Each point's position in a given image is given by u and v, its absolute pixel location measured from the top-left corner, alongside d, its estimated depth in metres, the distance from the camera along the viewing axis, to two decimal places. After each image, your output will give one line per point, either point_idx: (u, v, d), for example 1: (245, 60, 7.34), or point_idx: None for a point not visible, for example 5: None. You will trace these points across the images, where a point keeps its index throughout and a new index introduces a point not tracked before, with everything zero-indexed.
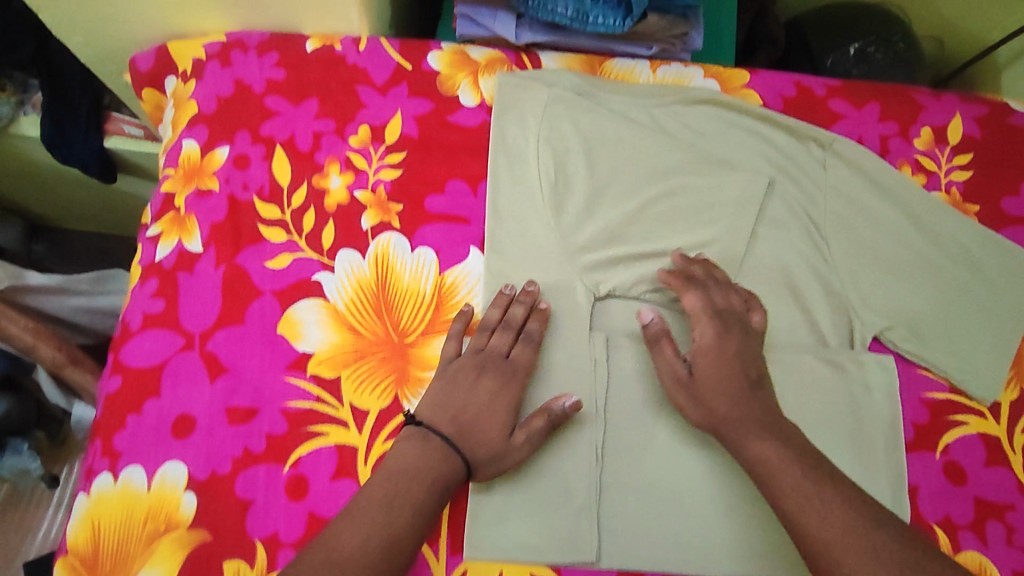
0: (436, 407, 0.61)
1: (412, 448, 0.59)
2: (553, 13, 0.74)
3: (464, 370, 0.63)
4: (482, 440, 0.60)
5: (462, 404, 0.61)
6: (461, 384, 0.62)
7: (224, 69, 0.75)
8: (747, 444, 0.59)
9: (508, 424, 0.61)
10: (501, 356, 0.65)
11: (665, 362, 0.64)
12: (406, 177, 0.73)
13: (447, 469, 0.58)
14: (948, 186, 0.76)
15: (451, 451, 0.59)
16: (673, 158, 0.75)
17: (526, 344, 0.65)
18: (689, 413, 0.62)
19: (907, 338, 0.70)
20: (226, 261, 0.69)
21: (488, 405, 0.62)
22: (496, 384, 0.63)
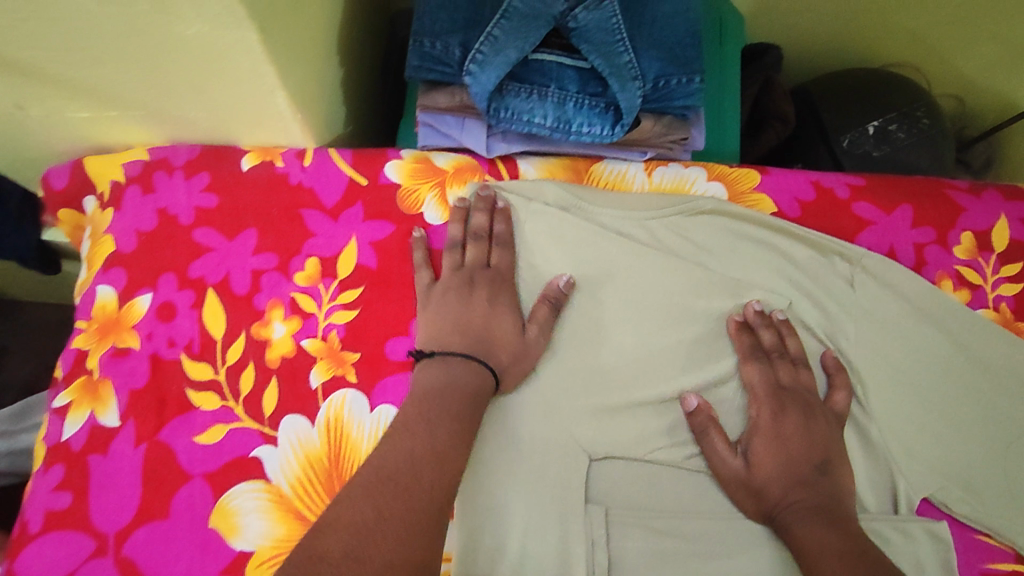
0: (442, 331, 0.57)
1: (432, 374, 0.54)
2: (529, 123, 0.63)
3: (452, 289, 0.60)
4: (500, 342, 0.57)
5: (467, 319, 0.58)
6: (454, 300, 0.59)
7: (146, 196, 0.65)
8: (794, 530, 0.54)
9: (515, 322, 0.59)
10: (483, 267, 0.62)
11: (720, 459, 0.58)
12: (362, 319, 0.62)
13: (475, 380, 0.54)
14: (996, 301, 0.66)
15: (474, 364, 0.55)
16: (678, 282, 0.63)
17: (503, 250, 0.62)
18: (745, 506, 0.57)
19: (963, 496, 0.58)
20: (148, 439, 0.57)
21: (490, 312, 0.59)
22: (491, 294, 0.60)
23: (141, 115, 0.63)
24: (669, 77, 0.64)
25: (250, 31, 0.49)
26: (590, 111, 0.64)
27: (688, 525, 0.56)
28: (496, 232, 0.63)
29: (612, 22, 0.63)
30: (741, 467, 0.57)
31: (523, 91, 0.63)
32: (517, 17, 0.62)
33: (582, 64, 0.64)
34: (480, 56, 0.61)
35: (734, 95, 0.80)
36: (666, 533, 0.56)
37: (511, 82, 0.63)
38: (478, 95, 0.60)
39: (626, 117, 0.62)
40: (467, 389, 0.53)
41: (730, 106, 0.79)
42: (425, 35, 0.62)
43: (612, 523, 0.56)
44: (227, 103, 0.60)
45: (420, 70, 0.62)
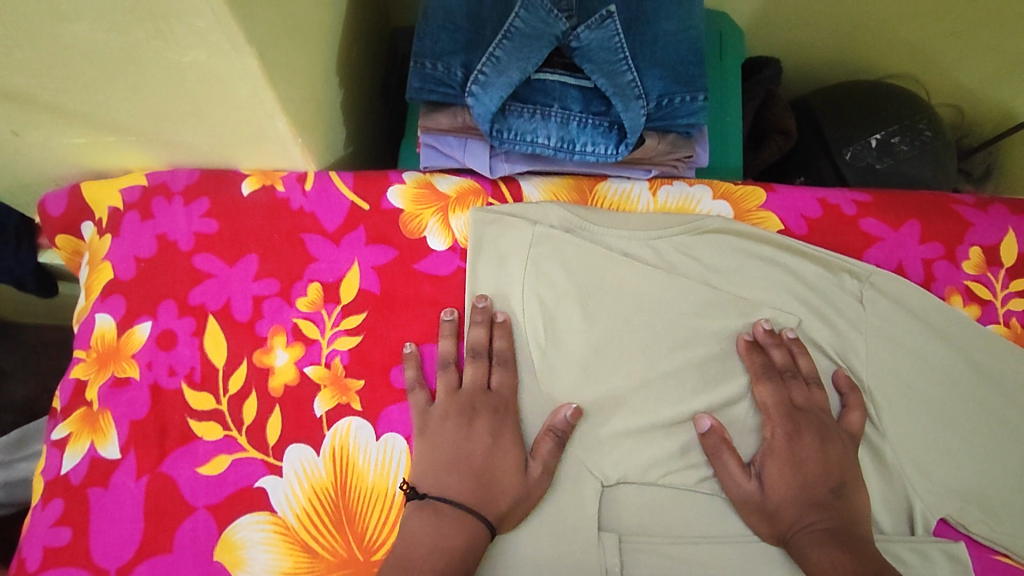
0: (437, 468, 0.54)
1: (419, 523, 0.52)
2: (532, 142, 0.63)
3: (451, 419, 0.56)
4: (499, 492, 0.54)
5: (465, 454, 0.55)
6: (455, 435, 0.55)
7: (144, 222, 0.64)
8: (808, 554, 0.53)
9: (519, 459, 0.55)
10: (483, 391, 0.58)
11: (733, 481, 0.57)
12: (366, 345, 0.61)
13: (461, 541, 0.51)
14: (1006, 317, 0.65)
15: (467, 517, 0.52)
16: (686, 302, 0.63)
17: (510, 445, 0.58)
18: (758, 528, 0.56)
19: (979, 515, 0.58)
20: (150, 471, 0.56)
21: (493, 453, 0.55)
22: (492, 426, 0.57)
23: (137, 140, 0.62)
24: (673, 95, 0.63)
25: (250, 57, 0.49)
26: (594, 130, 0.63)
27: (702, 550, 0.56)
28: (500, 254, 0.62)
29: (614, 41, 0.63)
30: (754, 490, 0.56)
31: (526, 110, 0.62)
32: (519, 37, 0.61)
33: (585, 84, 0.64)
34: (482, 76, 0.60)
35: (735, 110, 0.80)
36: (680, 560, 0.55)
37: (514, 102, 0.62)
38: (481, 116, 0.60)
39: (631, 136, 0.62)
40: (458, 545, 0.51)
41: (732, 122, 0.79)
42: (426, 56, 0.61)
43: (625, 550, 0.55)
44: (226, 128, 0.59)
45: (421, 91, 0.61)
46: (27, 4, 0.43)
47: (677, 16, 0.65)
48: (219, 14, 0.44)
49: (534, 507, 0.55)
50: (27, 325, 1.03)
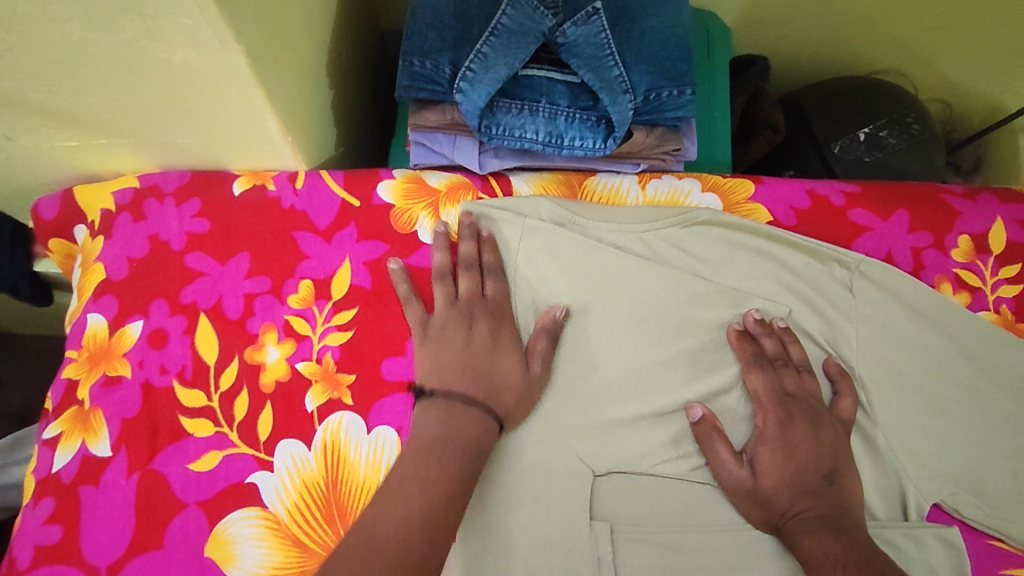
0: (441, 369, 0.55)
1: (431, 419, 0.52)
2: (520, 138, 0.63)
3: (452, 326, 0.57)
4: (505, 384, 0.55)
5: (473, 358, 0.55)
6: (455, 338, 0.56)
7: (136, 223, 0.65)
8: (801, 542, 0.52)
9: (520, 358, 0.57)
10: (480, 299, 0.60)
11: (725, 469, 0.56)
12: (357, 340, 0.61)
13: (475, 431, 0.51)
14: (996, 303, 0.65)
15: (482, 414, 0.52)
16: (675, 293, 0.63)
17: (494, 277, 0.61)
18: (751, 515, 0.56)
19: (973, 500, 0.58)
20: (140, 468, 0.56)
21: (493, 351, 0.56)
22: (492, 329, 0.58)
23: (129, 142, 0.63)
24: (661, 89, 0.64)
25: (239, 55, 0.50)
26: (582, 125, 0.64)
27: (693, 538, 0.55)
28: (484, 262, 0.61)
29: (601, 37, 0.63)
30: (747, 476, 0.56)
31: (513, 106, 0.63)
32: (507, 34, 0.62)
33: (572, 79, 0.64)
34: (470, 73, 0.61)
35: (723, 105, 0.80)
36: (671, 548, 0.55)
37: (502, 98, 0.63)
38: (469, 111, 0.60)
39: (619, 129, 0.62)
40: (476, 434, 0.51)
41: (720, 118, 0.80)
42: (415, 54, 0.62)
43: (616, 540, 0.55)
44: (216, 127, 0.60)
45: (411, 89, 0.62)
46: (17, 5, 0.44)
47: (664, 13, 0.66)
48: (206, 12, 0.45)
49: (537, 401, 0.57)
50: (26, 336, 1.04)
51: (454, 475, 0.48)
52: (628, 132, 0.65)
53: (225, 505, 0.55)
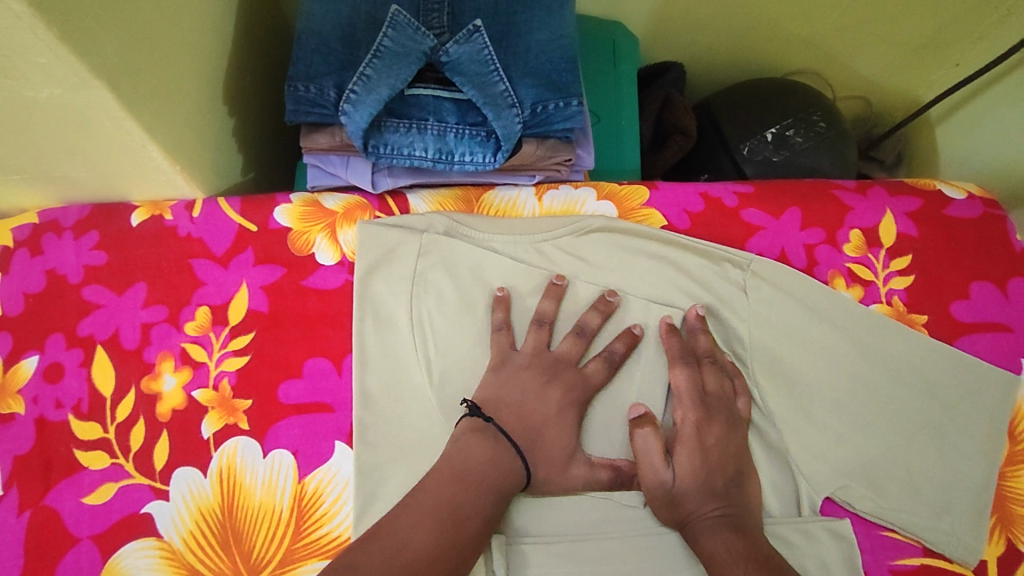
0: (501, 405, 0.56)
1: (477, 448, 0.53)
2: (409, 156, 0.64)
3: (533, 371, 0.58)
4: (546, 456, 0.56)
5: (529, 411, 0.56)
6: (528, 389, 0.57)
7: (34, 258, 0.65)
8: (702, 540, 0.52)
9: (572, 443, 0.57)
10: (572, 366, 0.60)
11: (651, 466, 0.55)
12: (253, 364, 0.61)
13: (506, 476, 0.53)
14: (888, 296, 0.65)
15: (516, 458, 0.54)
16: (570, 302, 0.64)
17: (604, 362, 0.60)
18: (658, 513, 0.56)
19: (865, 492, 0.58)
20: (33, 505, 0.56)
21: (556, 417, 0.57)
22: (565, 394, 0.58)
23: (21, 179, 0.63)
24: (547, 102, 0.65)
25: (101, 88, 0.50)
26: (471, 140, 0.65)
27: (588, 546, 0.55)
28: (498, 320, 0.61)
29: (484, 54, 0.65)
30: (668, 475, 0.55)
31: (401, 125, 0.64)
32: (389, 56, 0.63)
33: (459, 96, 0.66)
34: (353, 95, 0.62)
35: (628, 113, 0.82)
36: (566, 557, 0.55)
37: (389, 118, 0.64)
38: (353, 133, 0.61)
39: (505, 143, 0.63)
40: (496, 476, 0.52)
41: (626, 126, 0.81)
42: (300, 79, 0.63)
43: (512, 553, 0.54)
44: (104, 161, 0.61)
45: (298, 113, 0.63)
46: None
47: (548, 26, 0.67)
48: (55, 49, 0.45)
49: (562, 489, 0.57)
50: None
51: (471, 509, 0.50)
52: (518, 145, 0.66)
53: (119, 538, 0.55)
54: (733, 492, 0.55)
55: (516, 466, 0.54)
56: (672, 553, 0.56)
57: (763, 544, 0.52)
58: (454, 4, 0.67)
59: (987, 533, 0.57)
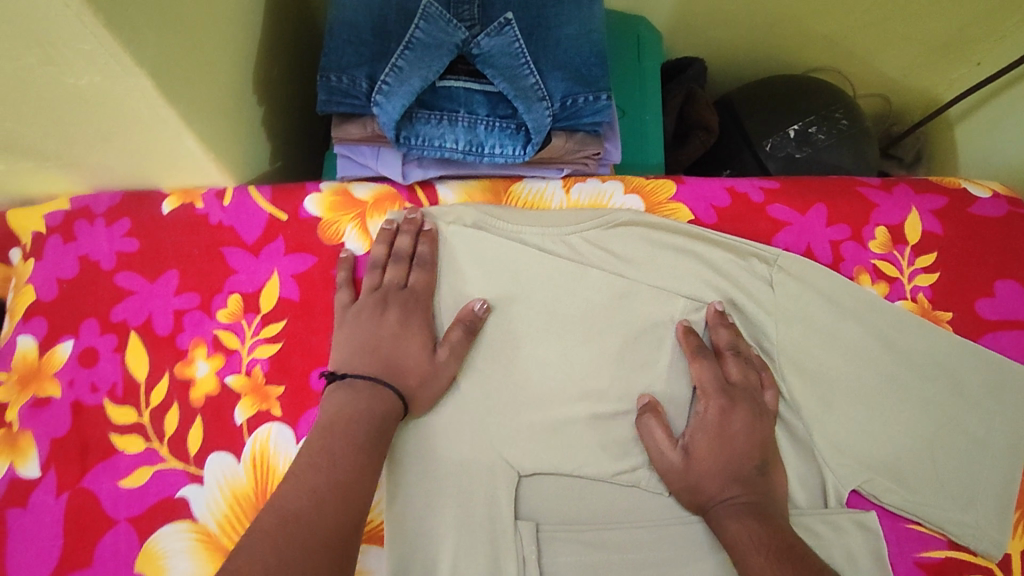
0: (348, 354, 0.58)
1: (339, 396, 0.54)
2: (440, 148, 0.65)
3: (367, 309, 0.60)
4: (407, 367, 0.57)
5: (376, 338, 0.58)
6: (366, 322, 0.59)
7: (67, 244, 0.66)
8: (725, 526, 0.54)
9: (425, 343, 0.59)
10: (399, 288, 0.62)
11: (658, 450, 0.58)
12: (285, 352, 0.62)
13: (378, 406, 0.54)
14: (913, 293, 0.66)
15: (379, 387, 0.55)
16: (598, 295, 0.64)
17: (421, 268, 0.62)
18: (680, 497, 0.57)
19: (891, 485, 0.59)
20: (70, 487, 0.57)
21: (398, 335, 0.58)
22: (401, 315, 0.60)
23: (55, 166, 0.64)
24: (576, 96, 0.65)
25: (143, 77, 0.51)
26: (501, 133, 0.65)
27: (615, 534, 0.56)
28: (402, 249, 0.63)
29: (514, 46, 0.65)
30: (677, 458, 0.57)
31: (432, 117, 0.64)
32: (421, 47, 0.64)
33: (489, 89, 0.66)
34: (385, 86, 0.62)
35: (653, 108, 0.82)
36: (596, 545, 0.56)
37: (421, 109, 0.65)
38: (386, 124, 0.62)
39: (535, 136, 0.64)
40: (370, 409, 0.53)
41: (650, 121, 0.82)
42: (332, 70, 0.64)
43: (542, 540, 0.56)
44: (138, 148, 0.61)
45: (330, 103, 0.64)
46: None
47: (578, 20, 0.68)
48: (102, 38, 0.46)
49: (444, 388, 0.58)
50: None
51: (357, 441, 0.51)
52: (548, 138, 0.67)
53: (156, 522, 0.56)
54: (758, 480, 0.56)
55: (387, 398, 0.55)
56: (700, 541, 0.57)
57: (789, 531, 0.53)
58: None
59: (1011, 528, 0.58)
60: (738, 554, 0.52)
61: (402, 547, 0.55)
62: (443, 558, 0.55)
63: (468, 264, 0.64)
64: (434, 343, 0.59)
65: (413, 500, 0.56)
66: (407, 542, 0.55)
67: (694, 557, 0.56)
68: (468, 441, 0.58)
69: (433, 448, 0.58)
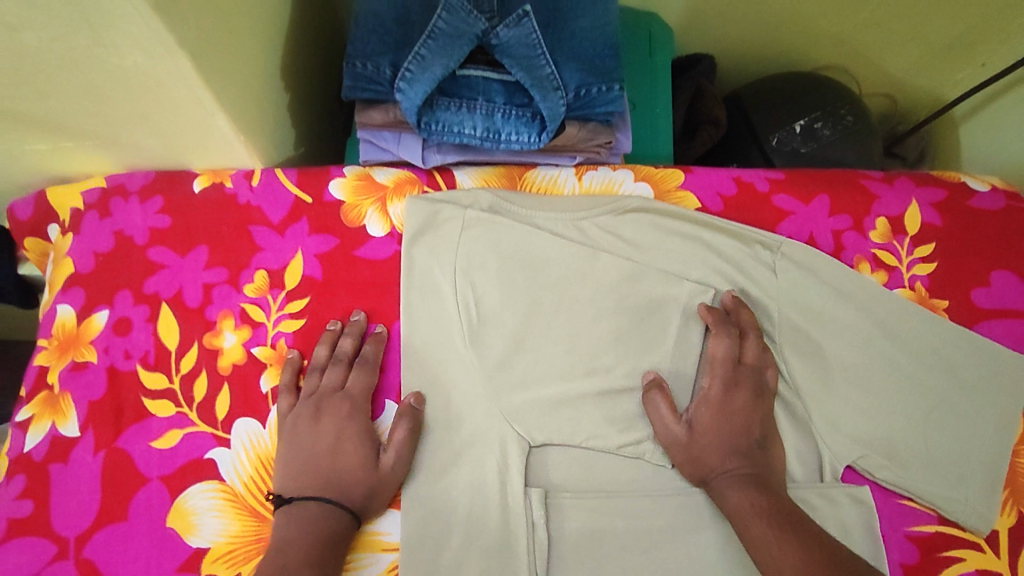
0: (291, 472, 0.57)
1: (280, 525, 0.54)
2: (460, 134, 0.68)
3: (302, 419, 0.59)
4: (349, 483, 0.56)
5: (314, 455, 0.57)
6: (303, 435, 0.58)
7: (103, 220, 0.69)
8: (725, 494, 0.57)
9: (368, 453, 0.58)
10: (335, 393, 0.61)
11: (663, 424, 0.60)
12: (308, 326, 0.65)
13: (336, 521, 0.54)
14: (911, 281, 0.68)
15: (327, 506, 0.55)
16: (610, 277, 0.67)
17: (361, 370, 0.62)
18: (682, 469, 0.60)
19: (884, 462, 0.61)
20: (106, 446, 0.60)
21: (339, 445, 0.58)
22: (338, 425, 0.59)
23: (94, 145, 0.67)
24: (590, 86, 0.68)
25: (183, 59, 0.54)
26: (518, 120, 0.68)
27: (619, 501, 0.59)
28: (342, 350, 0.63)
29: (532, 38, 0.68)
30: (680, 431, 0.60)
31: (452, 104, 0.67)
32: (443, 37, 0.66)
33: (507, 78, 0.69)
34: (408, 73, 0.65)
35: (663, 101, 0.85)
36: (601, 512, 0.59)
37: (441, 97, 0.67)
38: (408, 109, 0.65)
39: (550, 124, 0.67)
40: (320, 529, 0.53)
41: (661, 113, 0.84)
42: (357, 57, 0.67)
43: (549, 506, 0.59)
44: (173, 129, 0.65)
45: (354, 89, 0.67)
46: None
47: (592, 14, 0.71)
48: (148, 20, 0.49)
49: (393, 494, 0.58)
50: None
51: (311, 554, 0.52)
52: (562, 127, 0.70)
53: (186, 481, 0.59)
54: (756, 452, 0.59)
55: (345, 519, 0.55)
56: (700, 510, 0.60)
57: (785, 497, 0.56)
58: None
59: (1000, 505, 0.61)
60: (738, 519, 0.55)
61: (418, 509, 0.58)
62: (456, 520, 0.58)
63: (484, 250, 0.67)
64: (377, 447, 0.58)
65: (425, 465, 0.59)
66: (423, 506, 0.58)
67: (693, 525, 0.60)
68: (480, 413, 0.61)
69: (448, 418, 0.61)
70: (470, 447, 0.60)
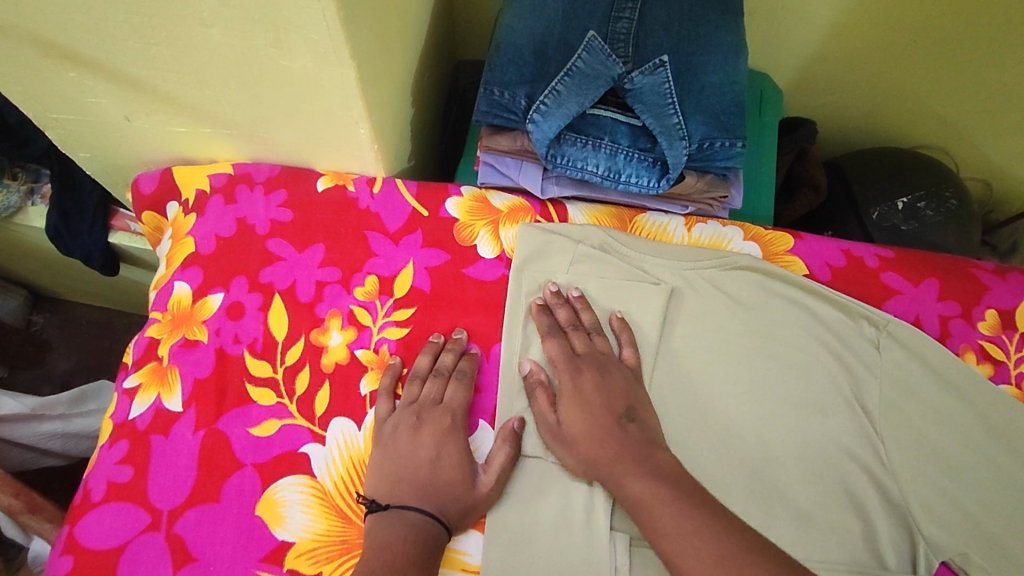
0: (388, 481, 0.58)
1: (378, 529, 0.55)
2: (582, 170, 0.69)
3: (401, 427, 0.60)
4: (446, 497, 0.57)
5: (414, 464, 0.58)
6: (401, 442, 0.59)
7: (227, 206, 0.71)
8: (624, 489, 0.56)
9: (467, 469, 0.58)
10: (433, 404, 0.61)
11: (539, 412, 0.62)
12: (412, 336, 0.66)
13: (430, 533, 0.55)
14: (1018, 378, 0.68)
15: (426, 521, 0.55)
16: (720, 329, 0.67)
17: (458, 383, 0.62)
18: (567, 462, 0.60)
19: (981, 562, 0.59)
20: (206, 426, 0.62)
21: (436, 458, 0.59)
22: (438, 437, 0.60)
23: (229, 134, 0.70)
24: (714, 140, 0.69)
25: (350, 70, 0.56)
26: (639, 164, 0.69)
27: None
28: (444, 364, 0.64)
29: (665, 87, 0.70)
30: (552, 420, 0.61)
31: (579, 140, 0.69)
32: (580, 76, 0.69)
33: (635, 123, 0.70)
34: (543, 107, 0.68)
35: (770, 160, 0.85)
36: None
37: (569, 132, 0.69)
38: (539, 140, 0.67)
39: (672, 172, 0.67)
40: (417, 542, 0.54)
41: (765, 173, 0.84)
42: (495, 84, 0.69)
43: (633, 552, 0.58)
44: (312, 130, 0.67)
45: (487, 114, 0.69)
46: (174, 9, 0.52)
47: (723, 70, 0.72)
48: (333, 31, 0.51)
49: (482, 515, 0.58)
50: (116, 316, 1.31)
51: (406, 562, 0.52)
52: (681, 176, 0.71)
53: (277, 472, 0.60)
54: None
55: (437, 533, 0.55)
56: None
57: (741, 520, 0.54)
58: (640, 37, 0.72)
59: None
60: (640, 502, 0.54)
61: (503, 536, 0.58)
62: (540, 552, 0.57)
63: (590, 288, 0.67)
64: (474, 466, 0.59)
65: (514, 491, 0.60)
66: (510, 535, 0.58)
67: None
68: None
69: (541, 451, 0.61)
70: (559, 481, 0.60)
